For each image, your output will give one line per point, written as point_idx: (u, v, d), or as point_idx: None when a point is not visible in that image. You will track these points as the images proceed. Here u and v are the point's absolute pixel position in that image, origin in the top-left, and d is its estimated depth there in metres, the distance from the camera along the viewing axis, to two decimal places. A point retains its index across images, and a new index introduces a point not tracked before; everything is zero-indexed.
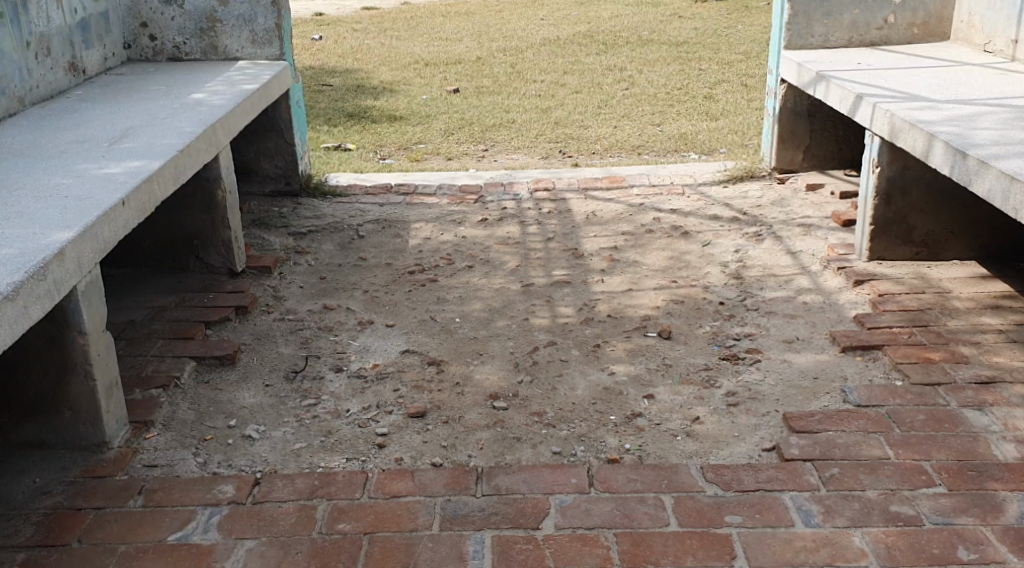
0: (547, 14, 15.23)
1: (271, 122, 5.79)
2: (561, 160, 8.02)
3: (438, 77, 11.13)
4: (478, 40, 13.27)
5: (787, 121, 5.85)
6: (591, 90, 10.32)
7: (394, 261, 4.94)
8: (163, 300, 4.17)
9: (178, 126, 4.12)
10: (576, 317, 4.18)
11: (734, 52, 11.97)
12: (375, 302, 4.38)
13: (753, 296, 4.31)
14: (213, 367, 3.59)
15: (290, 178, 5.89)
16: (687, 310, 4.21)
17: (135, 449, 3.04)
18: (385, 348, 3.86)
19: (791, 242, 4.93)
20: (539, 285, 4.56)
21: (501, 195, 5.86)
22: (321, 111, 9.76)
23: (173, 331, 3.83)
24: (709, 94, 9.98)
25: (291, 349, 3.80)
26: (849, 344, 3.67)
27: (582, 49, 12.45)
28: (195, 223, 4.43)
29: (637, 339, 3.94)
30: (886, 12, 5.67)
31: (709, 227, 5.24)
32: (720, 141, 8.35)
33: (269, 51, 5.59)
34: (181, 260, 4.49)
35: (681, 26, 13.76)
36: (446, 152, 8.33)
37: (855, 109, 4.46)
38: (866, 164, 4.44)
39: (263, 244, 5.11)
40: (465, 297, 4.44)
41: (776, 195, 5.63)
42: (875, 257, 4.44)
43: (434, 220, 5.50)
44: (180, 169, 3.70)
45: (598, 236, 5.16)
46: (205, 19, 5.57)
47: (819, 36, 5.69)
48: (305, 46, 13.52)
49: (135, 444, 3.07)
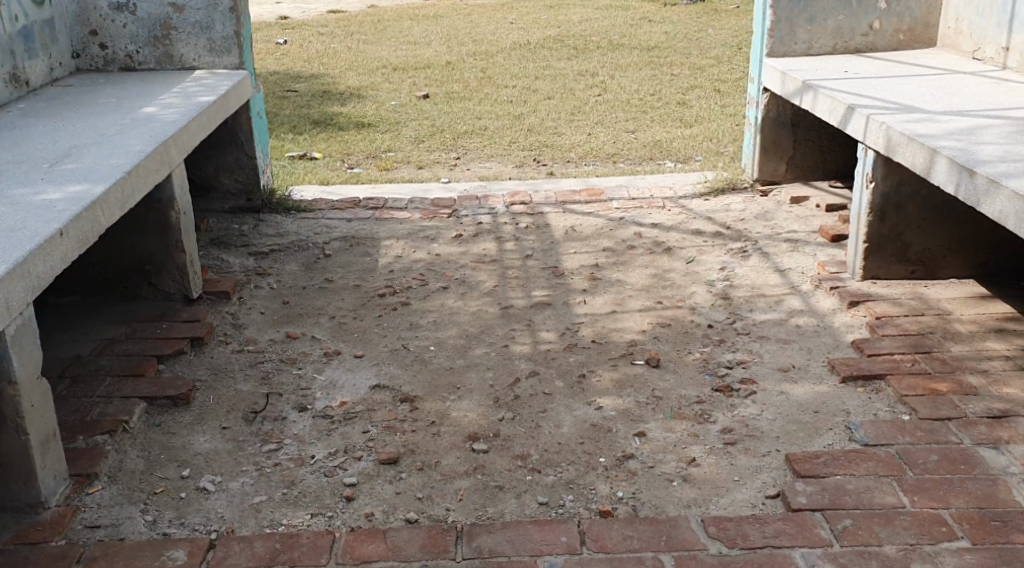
0: (516, 17, 15.00)
1: (231, 135, 5.49)
2: (536, 169, 7.78)
3: (406, 83, 10.86)
4: (447, 44, 13.01)
5: (770, 131, 5.65)
6: (563, 96, 10.10)
7: (364, 282, 4.68)
8: (113, 331, 3.90)
9: (127, 144, 3.84)
10: (558, 344, 3.94)
11: (705, 56, 11.81)
12: (342, 331, 4.14)
13: (742, 318, 4.09)
14: (165, 409, 3.37)
15: (251, 193, 5.60)
16: (675, 335, 3.97)
17: (74, 508, 2.78)
18: (355, 384, 3.64)
19: (779, 260, 4.71)
20: (518, 307, 4.32)
21: (475, 208, 5.61)
22: (285, 119, 9.46)
23: (123, 367, 3.57)
24: (682, 100, 9.79)
25: (250, 387, 3.60)
26: (850, 373, 3.45)
27: (553, 53, 12.23)
28: (147, 246, 4.14)
29: (624, 368, 3.71)
30: (871, 17, 5.48)
31: (692, 242, 5.02)
32: (696, 148, 8.16)
33: (228, 60, 5.31)
34: (133, 287, 4.20)
35: (651, 29, 13.58)
36: (416, 161, 8.07)
37: (847, 121, 4.26)
38: (859, 179, 4.24)
39: (222, 266, 4.83)
40: (440, 323, 4.19)
41: (759, 209, 5.43)
42: (869, 276, 4.23)
43: (405, 237, 5.24)
44: (127, 194, 3.43)
45: (577, 254, 4.93)
46: (159, 26, 5.28)
47: (803, 43, 5.49)
48: (269, 50, 13.20)
49: (75, 502, 2.81)
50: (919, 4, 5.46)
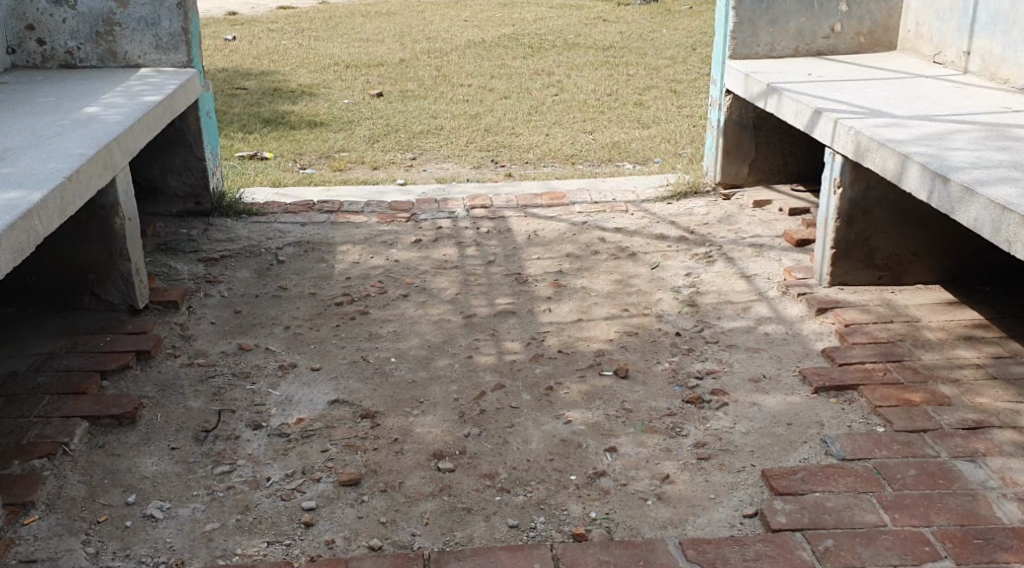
0: (469, 15, 14.86)
1: (178, 135, 5.31)
2: (493, 170, 7.67)
3: (359, 81, 10.68)
4: (400, 42, 12.84)
5: (731, 134, 5.59)
6: (520, 96, 10.00)
7: (320, 290, 4.54)
8: (53, 345, 3.84)
9: (67, 146, 3.73)
10: (524, 354, 3.84)
11: (660, 57, 11.77)
12: (299, 342, 4.05)
13: (711, 326, 4.01)
14: (109, 428, 3.34)
15: (201, 197, 5.43)
16: (642, 344, 3.89)
17: (9, 540, 2.74)
18: (312, 399, 3.59)
19: (744, 265, 4.66)
20: (481, 315, 4.22)
21: (434, 211, 5.49)
22: (235, 117, 9.25)
23: (63, 386, 3.51)
24: (639, 101, 9.74)
25: (201, 403, 3.55)
26: (823, 384, 3.39)
27: (509, 52, 12.11)
28: (89, 254, 4.02)
29: (592, 379, 3.62)
30: (832, 20, 5.44)
31: (656, 247, 4.95)
32: (655, 150, 8.10)
33: (175, 58, 5.14)
34: (73, 297, 4.08)
35: (606, 29, 13.53)
36: (371, 162, 7.91)
37: (813, 125, 4.21)
38: (827, 184, 4.19)
39: (171, 274, 4.65)
40: (401, 333, 4.07)
41: (722, 212, 5.38)
42: (837, 282, 4.19)
43: (362, 242, 5.10)
44: (67, 200, 3.36)
45: (540, 259, 4.83)
46: (102, 22, 5.09)
47: (764, 45, 5.44)
48: (217, 46, 12.93)
49: (11, 534, 2.76)
50: (880, 7, 5.43)
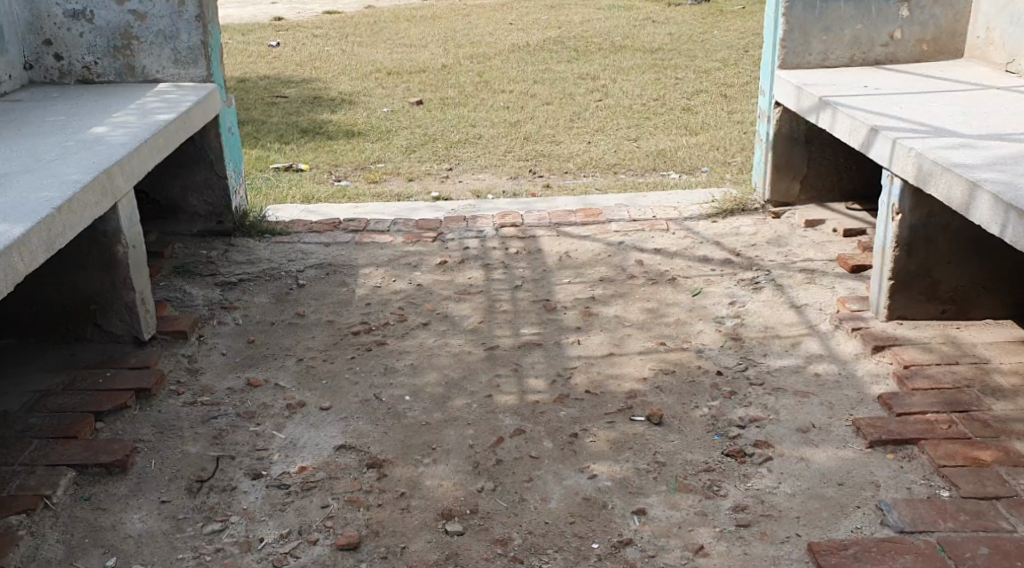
0: (515, 18, 14.57)
1: (199, 152, 5.08)
2: (531, 181, 7.38)
3: (400, 88, 10.44)
4: (444, 46, 12.59)
5: (782, 148, 5.23)
6: (563, 101, 9.69)
7: (338, 318, 4.27)
8: (49, 382, 3.61)
9: (63, 172, 3.50)
10: (548, 394, 3.53)
11: (711, 59, 11.37)
12: (311, 376, 3.77)
13: (756, 364, 3.67)
14: (97, 477, 3.12)
15: (223, 215, 5.20)
16: (679, 384, 3.56)
17: None
18: (319, 443, 3.31)
19: (794, 293, 4.30)
20: (505, 348, 3.92)
21: (463, 230, 5.20)
22: (273, 126, 9.06)
23: (54, 428, 3.29)
24: (687, 106, 9.37)
25: (199, 447, 3.30)
26: (879, 438, 3.05)
27: (554, 56, 11.81)
28: (90, 285, 3.79)
29: (622, 427, 3.30)
30: (892, 26, 5.05)
31: (698, 271, 4.61)
32: (702, 159, 7.74)
33: (195, 72, 4.91)
34: (75, 329, 3.86)
35: (655, 31, 13.16)
36: (407, 173, 7.65)
37: (870, 145, 3.86)
38: (884, 209, 3.83)
39: (184, 299, 4.41)
40: (418, 367, 3.79)
41: (771, 233, 5.02)
42: (895, 316, 3.82)
43: (386, 263, 4.83)
44: (55, 233, 3.13)
45: (572, 283, 4.52)
46: (119, 35, 4.88)
47: (817, 55, 5.08)
48: (261, 52, 12.77)
49: None
50: (946, 11, 5.03)
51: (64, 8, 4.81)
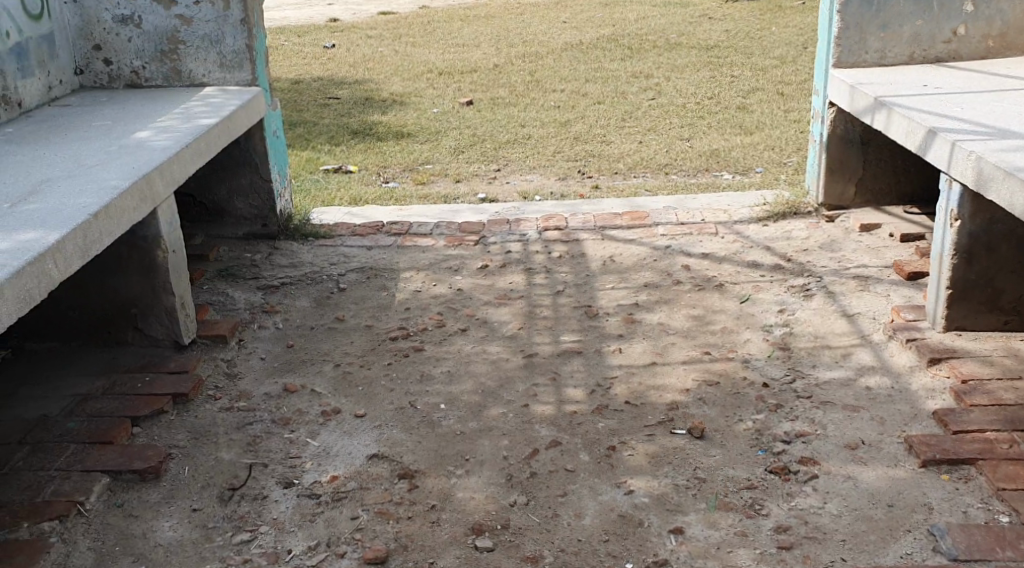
0: (569, 16, 14.47)
1: (244, 156, 5.06)
2: (580, 182, 7.27)
3: (451, 88, 10.40)
4: (497, 46, 12.52)
5: (837, 150, 5.06)
6: (615, 101, 9.56)
7: (377, 322, 4.20)
8: (89, 386, 3.59)
9: (103, 177, 3.47)
10: (586, 405, 3.42)
11: (767, 56, 11.15)
12: (347, 383, 3.70)
13: (804, 376, 3.54)
14: (130, 484, 3.08)
15: (267, 218, 5.17)
16: (723, 396, 3.44)
17: None
18: (351, 452, 3.24)
19: (846, 301, 4.15)
20: (544, 355, 3.82)
21: (506, 233, 5.11)
22: (324, 128, 9.06)
23: (91, 433, 3.27)
24: (742, 104, 9.18)
25: (233, 454, 3.25)
26: (933, 457, 2.90)
27: (607, 54, 11.67)
28: (131, 288, 3.77)
29: (662, 440, 3.19)
30: (955, 22, 4.86)
31: (747, 277, 4.47)
32: (756, 159, 7.56)
33: (240, 76, 4.88)
34: (117, 332, 3.84)
35: (711, 27, 12.96)
36: (455, 174, 7.59)
37: (928, 147, 3.70)
38: (942, 215, 3.68)
39: (225, 303, 4.38)
40: (455, 374, 3.71)
41: (824, 238, 4.86)
42: (953, 327, 3.66)
43: (427, 267, 4.76)
44: (90, 240, 3.10)
45: (615, 289, 4.41)
46: (166, 40, 4.86)
47: (874, 53, 4.90)
48: (315, 54, 12.82)
49: None
50: (1013, 6, 4.83)
51: (113, 14, 4.82)
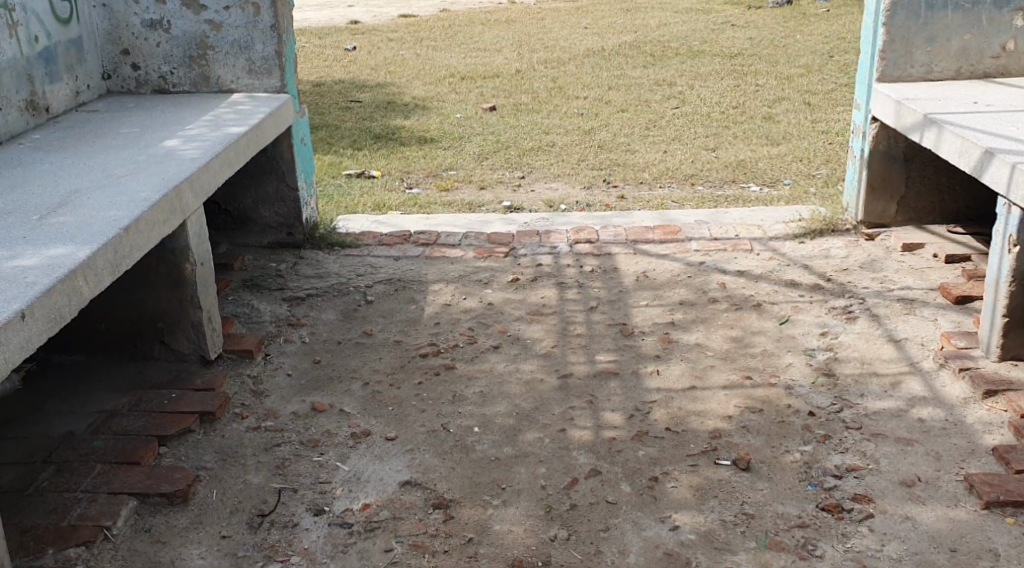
0: (591, 22, 14.34)
1: (271, 163, 4.94)
2: (605, 192, 7.13)
3: (474, 93, 10.28)
4: (519, 51, 12.40)
5: (878, 167, 4.92)
6: (639, 108, 9.42)
7: (405, 337, 4.08)
8: (115, 402, 3.48)
9: (133, 189, 3.37)
10: (626, 431, 3.29)
11: (792, 65, 11.01)
12: (376, 403, 3.57)
13: (852, 405, 3.40)
14: (158, 508, 2.96)
15: (293, 227, 5.06)
16: (768, 424, 3.31)
17: None
18: (382, 478, 3.11)
19: (891, 325, 4.01)
20: (579, 376, 3.69)
21: (536, 245, 4.99)
22: (345, 132, 8.95)
23: (118, 453, 3.15)
24: (767, 114, 9.04)
25: (262, 476, 3.14)
26: (997, 499, 2.82)
27: (629, 61, 11.55)
28: (158, 302, 3.66)
29: (707, 470, 3.06)
30: (1003, 37, 4.71)
31: (786, 297, 4.33)
32: (784, 171, 7.42)
33: (268, 82, 4.77)
34: (143, 346, 3.73)
35: (734, 35, 12.82)
36: (479, 181, 7.47)
37: (984, 168, 3.58)
38: (998, 239, 3.56)
39: (251, 314, 4.27)
40: (488, 395, 3.58)
41: (864, 257, 4.72)
42: (1008, 356, 3.55)
43: (457, 279, 4.64)
44: (120, 255, 2.99)
45: (649, 306, 4.27)
46: (195, 46, 4.75)
47: (920, 67, 4.76)
48: (336, 56, 12.71)
49: None
50: None
51: (142, 18, 4.71)
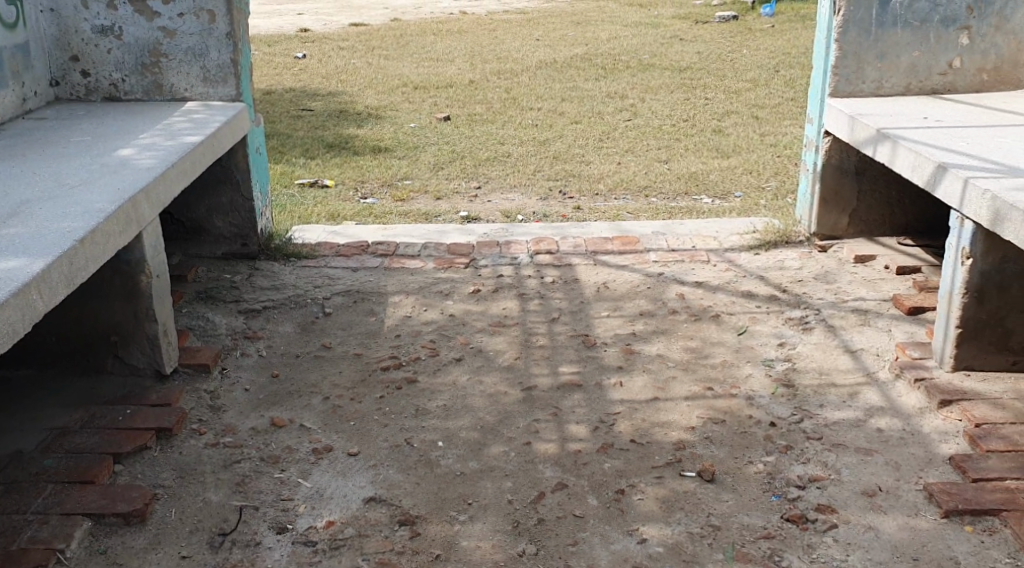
0: (542, 34, 14.40)
1: (225, 174, 4.88)
2: (561, 203, 7.15)
3: (427, 103, 10.26)
4: (471, 62, 12.40)
5: (831, 180, 4.99)
6: (592, 120, 9.48)
7: (366, 350, 4.05)
8: (66, 419, 3.40)
9: (87, 200, 3.30)
10: (591, 444, 3.30)
11: (740, 79, 11.15)
12: (337, 418, 3.54)
13: (812, 416, 3.44)
14: (114, 528, 2.91)
15: (247, 238, 5.00)
16: (731, 435, 3.34)
17: None
18: (346, 495, 3.08)
19: (847, 336, 4.06)
20: (542, 388, 3.69)
21: (496, 257, 4.99)
22: (298, 140, 8.87)
23: (71, 472, 3.09)
24: (718, 126, 9.15)
25: (222, 494, 3.09)
26: (956, 507, 2.88)
27: (581, 73, 11.61)
28: (112, 315, 3.60)
29: (673, 482, 3.08)
30: (951, 54, 4.81)
31: (744, 308, 4.37)
32: (736, 183, 7.50)
33: (223, 91, 4.71)
34: (96, 360, 3.66)
35: (683, 49, 12.96)
36: (434, 191, 7.45)
37: (938, 182, 3.65)
38: (952, 251, 3.63)
39: (206, 328, 4.20)
40: (451, 409, 3.57)
41: (819, 268, 4.79)
42: (962, 366, 3.62)
43: (416, 291, 4.62)
44: (76, 268, 2.93)
45: (610, 318, 4.29)
46: (148, 53, 4.68)
47: (871, 82, 4.84)
48: (287, 64, 12.61)
49: None
50: (1008, 40, 4.79)
51: (92, 24, 4.63)
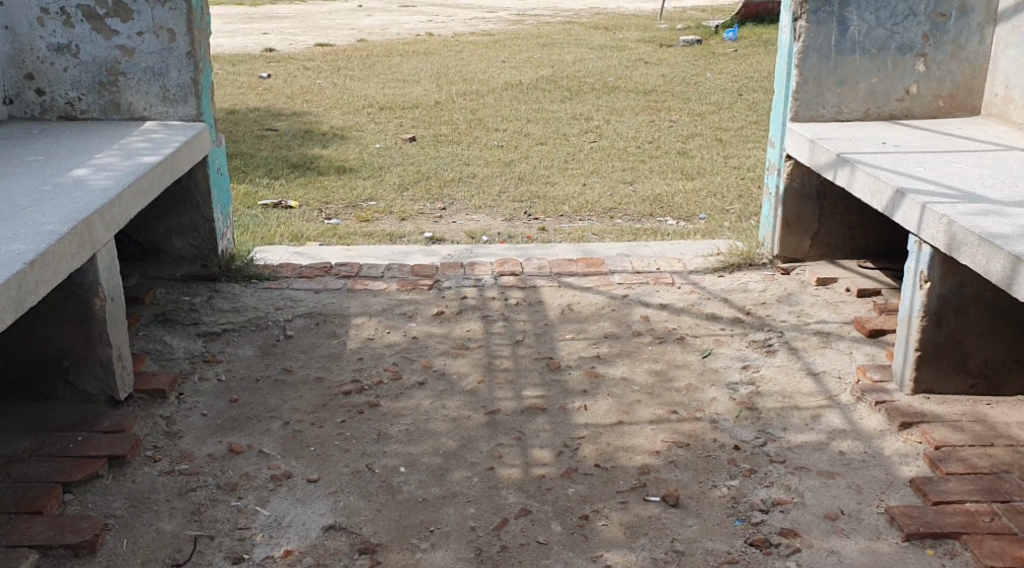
0: (507, 56, 14.45)
1: (185, 195, 4.83)
2: (527, 224, 7.15)
3: (393, 124, 10.24)
4: (436, 83, 12.41)
5: (792, 204, 5.02)
6: (557, 142, 9.50)
7: (327, 374, 4.01)
8: (14, 446, 3.33)
9: (38, 221, 3.25)
10: (555, 468, 3.28)
11: (704, 102, 11.25)
12: (297, 443, 3.49)
13: (775, 439, 3.44)
14: (62, 560, 2.84)
15: (207, 259, 4.94)
16: (695, 459, 3.33)
17: None
18: (306, 523, 3.04)
19: (810, 358, 4.08)
20: (506, 412, 3.67)
21: (460, 278, 4.97)
22: (262, 160, 8.81)
23: (18, 501, 3.02)
24: (682, 149, 9.20)
25: (177, 523, 3.04)
26: (917, 531, 2.89)
27: (546, 95, 11.65)
28: (64, 339, 3.54)
29: (637, 508, 3.07)
30: (908, 81, 4.87)
31: (707, 330, 4.38)
32: (700, 205, 7.53)
33: (183, 111, 4.67)
34: (46, 386, 3.59)
35: (647, 71, 13.06)
36: (399, 212, 7.42)
37: (896, 206, 3.68)
38: (910, 275, 3.66)
39: (164, 351, 4.14)
40: (414, 433, 3.53)
41: (781, 290, 4.81)
42: (921, 389, 3.65)
43: (379, 313, 4.58)
44: (25, 291, 2.87)
45: (575, 340, 4.28)
46: (106, 71, 4.63)
47: (831, 107, 4.89)
48: (251, 84, 12.54)
49: None
50: (962, 67, 4.85)
51: (48, 41, 4.57)
